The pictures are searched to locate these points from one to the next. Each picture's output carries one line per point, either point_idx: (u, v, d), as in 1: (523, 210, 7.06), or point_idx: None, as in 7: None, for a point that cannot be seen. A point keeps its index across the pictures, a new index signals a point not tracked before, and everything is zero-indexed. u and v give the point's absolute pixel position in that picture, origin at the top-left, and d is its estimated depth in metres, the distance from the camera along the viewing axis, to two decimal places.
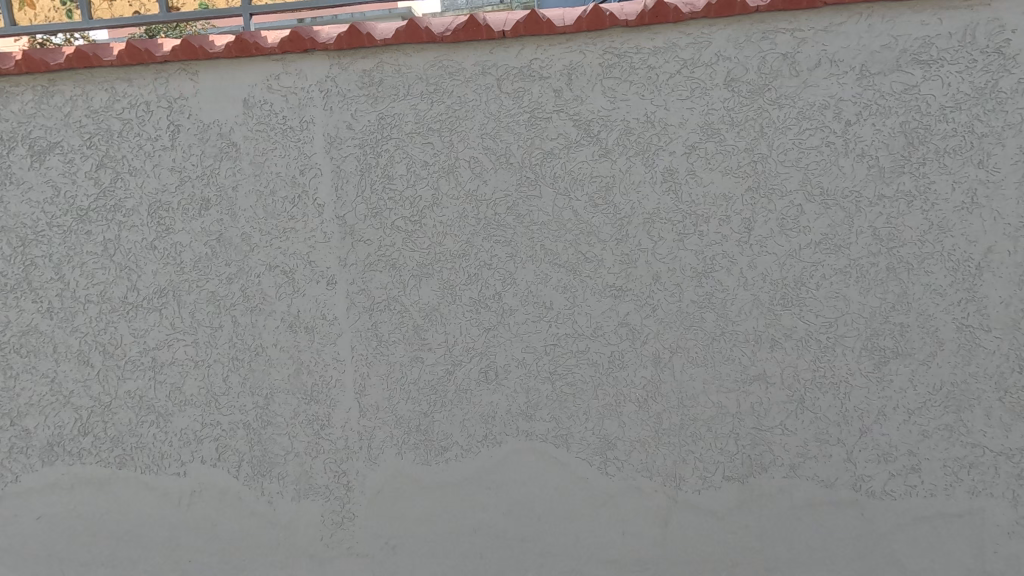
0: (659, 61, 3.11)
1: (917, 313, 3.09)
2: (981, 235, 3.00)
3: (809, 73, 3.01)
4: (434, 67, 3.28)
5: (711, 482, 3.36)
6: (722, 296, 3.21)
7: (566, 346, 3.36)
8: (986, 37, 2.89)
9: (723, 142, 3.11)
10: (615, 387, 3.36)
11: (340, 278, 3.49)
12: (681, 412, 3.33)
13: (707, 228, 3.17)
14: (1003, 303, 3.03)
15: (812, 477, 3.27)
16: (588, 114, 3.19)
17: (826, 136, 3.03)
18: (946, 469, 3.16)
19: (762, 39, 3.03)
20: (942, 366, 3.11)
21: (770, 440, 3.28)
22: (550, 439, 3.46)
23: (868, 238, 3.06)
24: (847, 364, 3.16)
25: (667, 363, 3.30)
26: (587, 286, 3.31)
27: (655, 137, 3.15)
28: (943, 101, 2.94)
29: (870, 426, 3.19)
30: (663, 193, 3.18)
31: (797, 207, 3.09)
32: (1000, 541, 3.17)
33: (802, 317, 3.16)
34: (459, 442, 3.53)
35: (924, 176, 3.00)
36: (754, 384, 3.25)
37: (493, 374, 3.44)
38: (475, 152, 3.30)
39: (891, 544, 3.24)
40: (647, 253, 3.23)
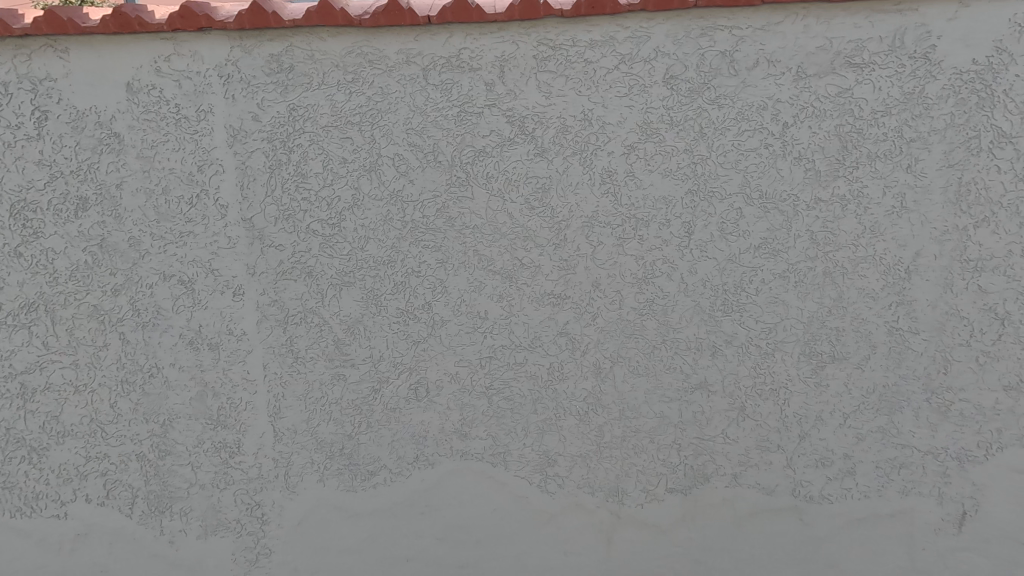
0: (596, 56, 2.94)
1: (852, 317, 3.07)
2: (911, 239, 3.00)
3: (747, 73, 2.93)
4: (352, 53, 2.96)
5: (654, 495, 3.22)
6: (663, 302, 3.07)
7: (502, 358, 3.13)
8: (914, 42, 2.89)
9: (662, 142, 2.97)
10: (554, 400, 3.16)
11: (248, 288, 3.10)
12: (623, 424, 3.17)
13: (647, 232, 3.03)
14: (932, 306, 3.05)
15: (753, 485, 3.20)
16: (522, 110, 2.97)
17: (764, 138, 2.96)
18: (879, 471, 3.17)
19: (701, 36, 2.92)
20: (875, 370, 3.11)
21: (712, 450, 3.18)
22: (486, 458, 3.21)
23: (805, 242, 3.01)
24: (786, 370, 3.11)
25: (608, 373, 3.14)
26: (524, 294, 3.09)
27: (593, 135, 2.98)
28: (874, 105, 2.93)
29: (808, 431, 3.16)
30: (601, 194, 3.02)
31: (736, 210, 3.01)
32: (931, 539, 3.20)
33: (742, 323, 3.08)
34: (386, 465, 3.23)
35: (858, 180, 2.98)
36: (696, 393, 3.14)
37: (424, 391, 3.17)
38: (400, 149, 3.01)
39: (829, 549, 3.22)
40: (587, 258, 3.06)
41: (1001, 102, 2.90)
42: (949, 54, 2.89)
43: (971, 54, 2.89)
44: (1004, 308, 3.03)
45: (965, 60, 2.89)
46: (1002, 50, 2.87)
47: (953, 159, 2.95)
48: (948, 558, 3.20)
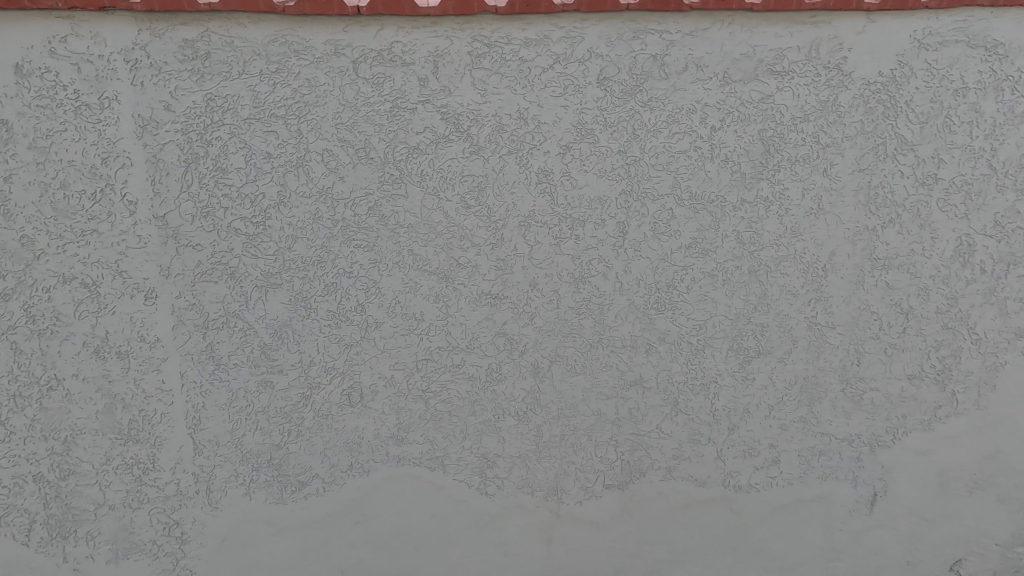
0: (531, 55, 2.93)
1: (775, 314, 3.21)
2: (826, 239, 3.18)
3: (677, 77, 3.00)
4: (275, 42, 2.81)
5: (592, 492, 3.25)
6: (599, 302, 3.11)
7: (439, 360, 3.07)
8: (828, 53, 3.06)
9: (596, 142, 3.00)
10: (492, 401, 3.13)
11: (162, 290, 2.87)
12: (562, 423, 3.19)
13: (583, 231, 3.06)
14: (846, 302, 3.24)
15: (687, 477, 3.29)
16: (457, 107, 2.92)
17: (693, 141, 3.04)
18: (800, 458, 3.34)
19: (633, 39, 2.97)
20: (796, 363, 3.27)
21: (647, 445, 3.25)
22: (424, 462, 3.14)
23: (732, 242, 3.13)
24: (716, 365, 3.22)
25: (546, 373, 3.13)
26: (461, 294, 3.04)
27: (528, 134, 2.97)
28: (794, 111, 3.08)
29: (737, 424, 3.28)
30: (538, 194, 3.01)
31: (668, 211, 3.08)
32: (846, 520, 3.41)
33: (674, 320, 3.16)
34: (318, 475, 3.09)
35: (779, 183, 3.12)
36: (631, 390, 3.19)
37: (357, 396, 3.05)
38: (329, 145, 2.88)
39: (757, 535, 3.37)
40: (524, 258, 3.04)
41: (903, 112, 3.12)
42: (859, 65, 3.08)
43: (878, 66, 3.09)
44: (907, 303, 3.27)
45: (873, 72, 3.09)
46: (904, 63, 3.09)
47: (863, 164, 3.14)
48: (862, 537, 3.42)
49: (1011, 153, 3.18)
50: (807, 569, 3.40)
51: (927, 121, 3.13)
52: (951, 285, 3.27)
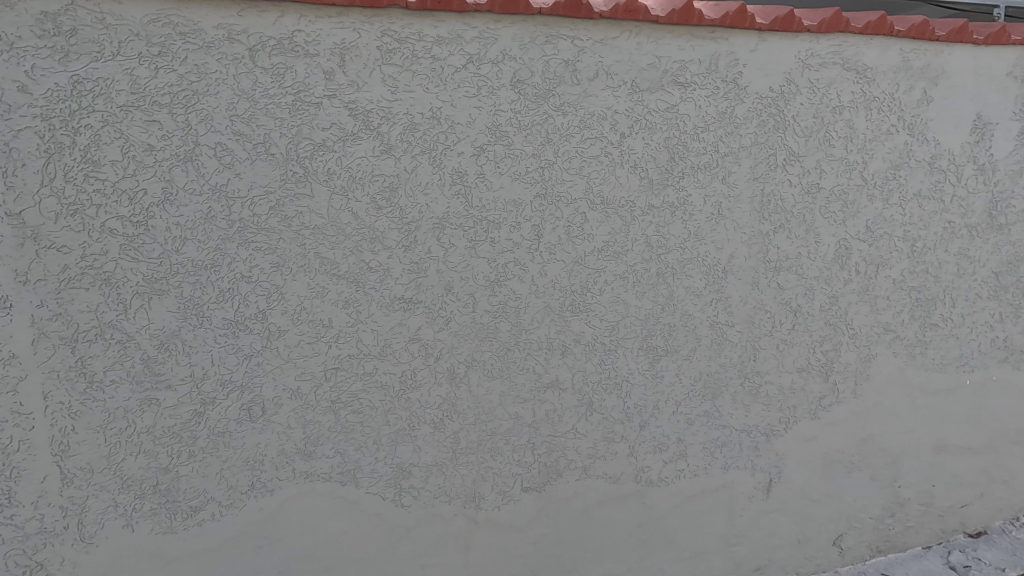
0: (443, 53, 2.85)
1: (681, 314, 3.36)
2: (726, 243, 3.37)
3: (587, 83, 3.06)
4: (158, 22, 2.54)
5: (511, 496, 3.23)
6: (515, 305, 3.09)
7: (349, 369, 2.91)
8: (726, 67, 3.24)
9: (511, 144, 2.99)
10: (407, 410, 3.02)
11: (18, 298, 2.49)
12: (479, 428, 3.14)
13: (498, 234, 3.03)
14: (743, 302, 3.46)
15: (601, 475, 3.36)
16: (366, 103, 2.79)
17: (604, 147, 3.11)
18: (705, 450, 3.53)
19: (545, 43, 2.98)
20: (701, 360, 3.44)
21: (564, 445, 3.28)
22: (334, 477, 2.96)
23: (641, 246, 3.24)
24: (628, 364, 3.32)
25: (462, 378, 3.07)
26: (372, 299, 2.90)
27: (441, 134, 2.89)
28: (696, 121, 3.23)
29: (647, 420, 3.40)
30: (452, 195, 2.94)
31: (581, 214, 3.13)
32: (746, 505, 3.64)
33: (588, 322, 3.22)
34: (214, 498, 2.82)
35: (683, 189, 3.27)
36: (547, 392, 3.21)
37: (259, 411, 2.82)
38: (222, 138, 2.65)
39: (667, 527, 3.51)
40: (438, 261, 2.96)
41: (791, 126, 3.37)
42: (753, 81, 3.28)
43: (769, 82, 3.31)
44: (796, 302, 3.55)
45: (764, 87, 3.31)
46: (790, 81, 3.34)
47: (758, 173, 3.36)
48: (759, 521, 3.67)
49: (878, 166, 3.55)
50: (712, 555, 3.60)
51: (810, 135, 3.41)
52: (832, 285, 3.59)
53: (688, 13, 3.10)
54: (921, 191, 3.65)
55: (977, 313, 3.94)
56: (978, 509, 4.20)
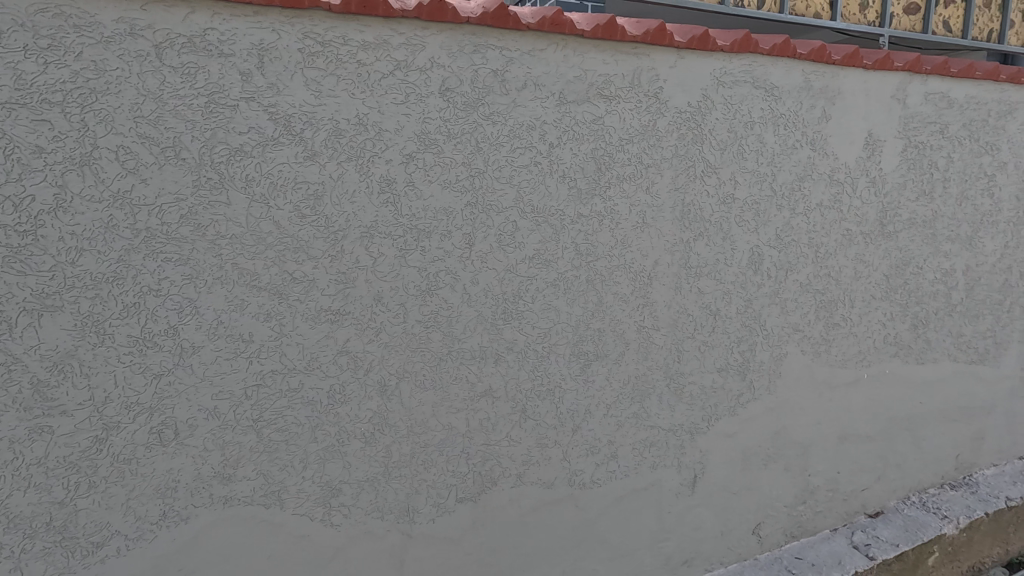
0: (369, 58, 2.77)
1: (610, 319, 3.46)
2: (651, 250, 3.51)
3: (517, 93, 3.08)
4: (47, 12, 2.30)
5: (445, 508, 3.19)
6: (447, 314, 3.06)
7: (272, 385, 2.76)
8: (648, 82, 3.36)
9: (441, 152, 2.96)
10: (336, 425, 2.91)
11: None
12: (412, 441, 3.08)
13: (429, 243, 2.99)
14: (668, 306, 3.61)
15: (536, 481, 3.39)
16: (287, 107, 2.67)
17: (533, 156, 3.15)
18: (635, 451, 3.64)
19: (474, 52, 2.97)
20: (629, 364, 3.56)
21: (498, 454, 3.28)
22: (257, 500, 2.80)
23: (571, 253, 3.31)
24: (560, 370, 3.37)
25: (394, 390, 3.00)
26: (297, 311, 2.78)
27: (368, 141, 2.82)
28: (620, 133, 3.34)
29: (580, 425, 3.47)
30: (381, 204, 2.87)
31: (512, 223, 3.15)
32: (673, 501, 3.79)
33: (521, 330, 3.24)
34: (120, 531, 2.59)
35: (610, 199, 3.37)
36: (481, 401, 3.20)
37: (170, 434, 2.62)
38: (125, 141, 2.45)
39: (600, 528, 3.59)
40: (367, 270, 2.88)
41: (708, 140, 3.55)
42: (673, 96, 3.43)
43: (687, 97, 3.46)
44: (715, 305, 3.74)
45: (683, 102, 3.46)
46: (707, 97, 3.51)
47: (678, 184, 3.52)
48: (686, 515, 3.84)
49: (785, 178, 3.81)
50: (643, 552, 3.72)
51: (726, 148, 3.61)
52: (747, 289, 3.82)
53: (612, 28, 3.18)
54: (823, 201, 3.97)
55: (872, 313, 4.32)
56: (876, 491, 4.61)
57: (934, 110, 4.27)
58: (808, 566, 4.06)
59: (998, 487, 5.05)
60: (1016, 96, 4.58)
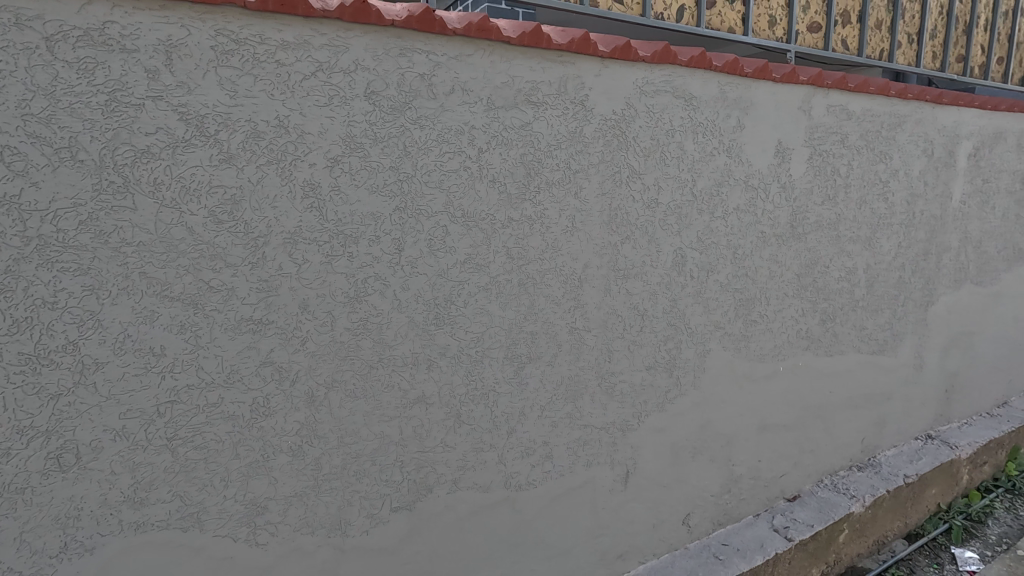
0: (289, 58, 2.68)
1: (542, 322, 3.51)
2: (580, 254, 3.59)
3: (444, 98, 3.07)
4: None
5: (379, 518, 3.12)
6: (377, 320, 3.00)
7: (188, 401, 2.61)
8: (574, 90, 3.44)
9: (367, 156, 2.89)
10: (260, 440, 2.78)
11: None
12: (342, 452, 2.99)
13: (357, 249, 2.92)
14: (598, 308, 3.70)
15: (472, 486, 3.38)
16: (200, 107, 2.52)
17: (462, 161, 3.15)
18: (569, 450, 3.71)
19: (400, 55, 2.93)
20: (562, 365, 3.62)
21: (433, 460, 3.25)
22: (173, 523, 2.64)
23: (502, 257, 3.33)
24: (493, 374, 3.38)
25: (322, 401, 2.91)
26: (214, 321, 2.63)
27: (290, 145, 2.71)
28: (549, 139, 3.40)
29: (514, 427, 3.49)
30: (304, 209, 2.77)
31: (442, 228, 3.13)
32: (607, 498, 3.89)
33: (453, 334, 3.23)
34: (12, 568, 2.36)
35: (540, 203, 3.42)
36: (414, 408, 3.16)
37: (71, 459, 2.41)
38: (11, 140, 2.23)
39: (537, 528, 3.63)
40: (291, 278, 2.78)
41: (632, 146, 3.68)
42: (598, 103, 3.53)
43: (612, 105, 3.57)
44: (643, 306, 3.88)
45: (608, 110, 3.57)
46: (630, 105, 3.64)
47: (605, 189, 3.62)
48: (620, 510, 3.95)
49: (705, 184, 4.01)
50: (579, 549, 3.79)
51: (649, 155, 3.75)
52: (672, 290, 3.98)
53: (538, 36, 3.24)
54: (739, 206, 4.20)
55: (786, 309, 4.61)
56: (793, 476, 4.93)
57: (835, 122, 4.63)
58: (734, 552, 4.28)
59: (898, 467, 5.53)
60: (904, 110, 5.04)
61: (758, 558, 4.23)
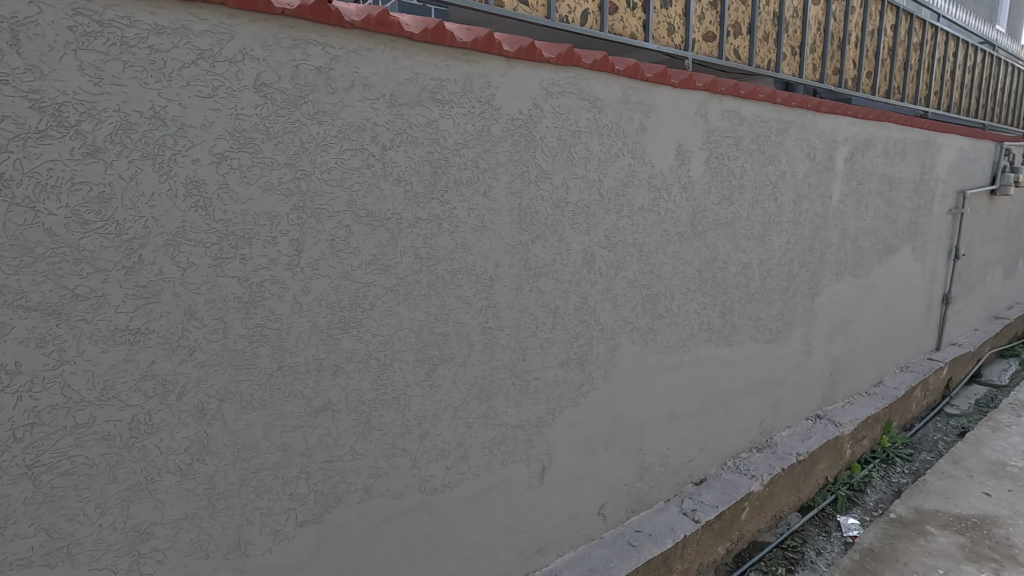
0: (164, 44, 2.27)
1: (453, 322, 3.38)
2: (491, 253, 3.51)
3: (344, 93, 2.76)
4: None
5: (283, 535, 2.84)
6: (275, 326, 2.66)
7: (51, 423, 2.15)
8: (479, 88, 3.33)
9: (259, 152, 2.52)
10: (142, 461, 2.37)
11: None
12: (239, 467, 2.64)
13: (251, 250, 2.54)
14: (510, 306, 3.67)
15: (385, 493, 3.19)
16: (56, 94, 2.07)
17: (365, 159, 2.87)
18: (485, 450, 3.67)
19: (293, 47, 2.59)
20: (475, 366, 3.53)
21: (342, 469, 3.00)
22: (36, 562, 2.17)
23: (411, 258, 3.11)
24: (404, 377, 3.19)
25: (215, 415, 2.54)
26: (81, 334, 2.18)
27: (168, 138, 2.30)
28: (456, 137, 3.24)
29: (428, 430, 3.35)
30: (188, 208, 2.36)
31: (345, 227, 2.83)
32: (523, 494, 3.92)
33: (360, 338, 2.97)
34: None
35: (448, 203, 3.26)
36: (320, 416, 2.87)
37: None
38: None
39: (455, 530, 3.57)
40: (173, 283, 2.36)
41: (540, 146, 3.68)
42: (504, 103, 3.46)
43: (519, 105, 3.53)
44: (554, 303, 3.93)
45: (515, 110, 3.52)
46: (537, 106, 3.63)
47: (514, 188, 3.57)
48: (536, 506, 3.99)
49: (610, 184, 4.13)
50: (496, 548, 3.79)
51: (556, 155, 3.78)
52: (582, 287, 4.07)
53: (441, 32, 3.08)
54: (643, 205, 4.38)
55: (689, 303, 4.87)
56: (699, 461, 5.21)
57: (728, 126, 4.93)
58: (646, 537, 4.46)
59: (792, 445, 5.99)
60: (789, 116, 5.46)
61: (668, 542, 4.44)
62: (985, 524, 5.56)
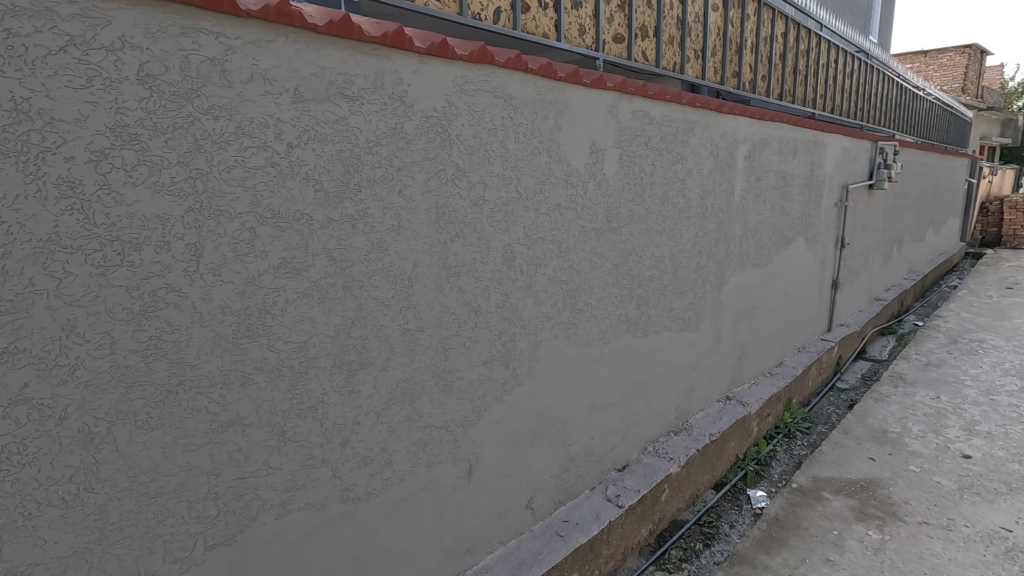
0: (25, 27, 2.01)
1: (371, 325, 3.27)
2: (409, 253, 3.42)
3: (242, 87, 2.58)
4: None
5: (190, 561, 2.64)
6: (173, 338, 2.45)
7: None
8: (391, 85, 3.22)
9: (146, 149, 2.31)
10: (16, 495, 2.11)
11: None
12: (136, 493, 2.42)
13: (140, 256, 2.32)
14: (430, 307, 3.60)
15: (304, 506, 3.04)
16: None
17: (268, 156, 2.70)
18: (410, 454, 3.59)
19: (181, 35, 2.38)
20: (395, 368, 3.44)
21: (255, 486, 2.83)
22: None
23: (323, 260, 2.97)
24: (321, 385, 3.05)
25: (104, 438, 2.30)
26: None
27: (34, 133, 2.04)
28: (368, 135, 3.12)
29: (348, 438, 3.23)
30: (61, 211, 2.12)
31: (249, 230, 2.65)
32: (451, 495, 3.88)
33: (270, 347, 2.80)
34: None
35: (362, 202, 3.13)
36: (227, 431, 2.68)
37: None
38: None
39: (381, 537, 3.48)
40: (47, 295, 2.11)
41: (456, 144, 3.63)
42: (418, 100, 3.38)
43: (432, 102, 3.47)
44: (476, 302, 3.91)
45: (429, 107, 3.45)
46: (451, 103, 3.58)
47: (430, 186, 3.50)
48: (464, 505, 3.98)
49: (528, 182, 4.17)
50: (425, 551, 3.74)
51: (473, 153, 3.76)
52: (503, 285, 4.08)
53: (347, 26, 2.94)
54: (561, 202, 4.46)
55: (607, 297, 5.02)
56: (621, 448, 5.41)
57: (638, 125, 5.12)
58: (574, 527, 4.57)
59: (706, 427, 6.36)
60: (694, 116, 5.76)
61: (594, 528, 4.59)
62: (871, 486, 6.18)
